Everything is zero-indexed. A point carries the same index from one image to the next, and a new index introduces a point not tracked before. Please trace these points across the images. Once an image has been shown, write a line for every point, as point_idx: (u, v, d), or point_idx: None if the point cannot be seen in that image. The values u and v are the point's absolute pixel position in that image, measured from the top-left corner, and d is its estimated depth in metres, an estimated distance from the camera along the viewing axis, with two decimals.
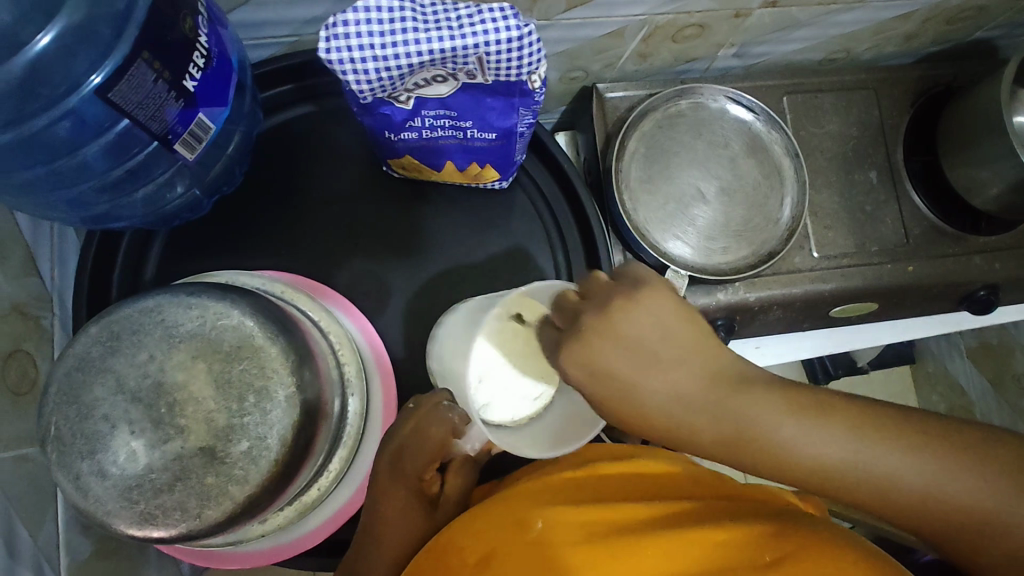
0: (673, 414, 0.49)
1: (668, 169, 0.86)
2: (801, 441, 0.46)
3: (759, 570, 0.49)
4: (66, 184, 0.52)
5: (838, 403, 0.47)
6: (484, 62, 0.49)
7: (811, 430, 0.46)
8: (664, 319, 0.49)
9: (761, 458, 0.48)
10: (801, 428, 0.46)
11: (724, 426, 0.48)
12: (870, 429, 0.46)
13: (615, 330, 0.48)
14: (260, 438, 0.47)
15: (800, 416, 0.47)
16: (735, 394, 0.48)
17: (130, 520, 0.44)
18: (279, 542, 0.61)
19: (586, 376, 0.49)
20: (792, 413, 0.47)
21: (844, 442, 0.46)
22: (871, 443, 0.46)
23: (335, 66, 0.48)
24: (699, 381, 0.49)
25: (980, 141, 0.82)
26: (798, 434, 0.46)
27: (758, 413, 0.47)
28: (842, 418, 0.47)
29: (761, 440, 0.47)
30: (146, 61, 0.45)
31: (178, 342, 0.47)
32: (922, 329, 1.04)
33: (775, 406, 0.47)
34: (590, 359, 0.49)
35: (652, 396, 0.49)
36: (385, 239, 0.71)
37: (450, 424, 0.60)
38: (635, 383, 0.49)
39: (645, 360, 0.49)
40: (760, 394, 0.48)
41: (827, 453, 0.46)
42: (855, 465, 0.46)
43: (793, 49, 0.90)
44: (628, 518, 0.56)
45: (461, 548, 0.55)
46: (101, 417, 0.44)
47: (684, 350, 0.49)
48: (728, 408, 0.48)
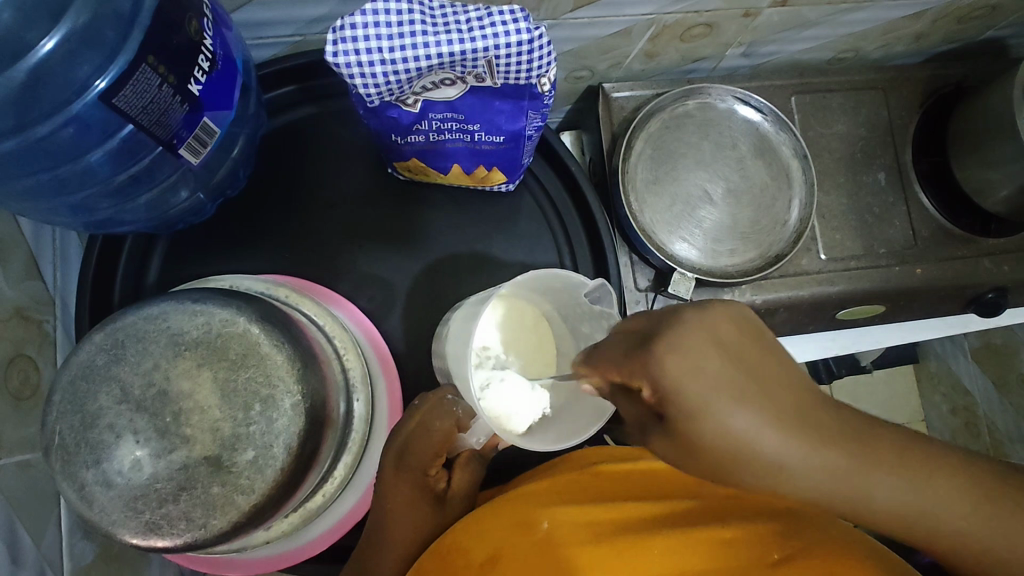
0: (781, 467, 0.35)
1: (675, 169, 0.85)
2: (901, 499, 0.38)
3: (770, 567, 0.49)
4: (69, 190, 0.51)
5: (933, 452, 0.39)
6: (494, 66, 0.49)
7: (914, 488, 0.38)
8: (769, 355, 0.35)
9: (847, 511, 0.38)
10: (902, 488, 0.37)
11: (834, 480, 0.36)
12: (975, 493, 0.39)
13: (725, 371, 0.34)
14: (265, 447, 0.46)
15: (897, 471, 0.37)
16: (852, 445, 0.36)
17: (135, 529, 0.44)
18: (284, 548, 0.61)
19: (698, 425, 0.34)
20: (889, 467, 0.37)
21: (941, 501, 0.38)
22: (960, 500, 0.39)
23: (343, 69, 0.47)
24: (818, 431, 0.35)
25: (990, 142, 0.81)
26: (898, 491, 0.37)
27: (866, 465, 0.37)
28: (937, 473, 0.38)
29: (851, 497, 0.37)
30: (151, 66, 0.44)
31: (183, 349, 0.46)
32: (929, 331, 1.03)
33: (887, 459, 0.37)
34: (699, 408, 0.33)
35: (764, 450, 0.34)
36: (391, 241, 0.70)
37: (454, 418, 0.59)
38: (753, 434, 0.34)
39: (737, 394, 0.34)
40: (875, 447, 0.37)
41: (913, 507, 0.38)
42: (938, 523, 0.39)
43: (802, 48, 0.89)
44: (632, 518, 0.55)
45: (466, 548, 0.53)
46: (105, 426, 0.44)
47: (808, 400, 0.35)
48: (841, 460, 0.36)
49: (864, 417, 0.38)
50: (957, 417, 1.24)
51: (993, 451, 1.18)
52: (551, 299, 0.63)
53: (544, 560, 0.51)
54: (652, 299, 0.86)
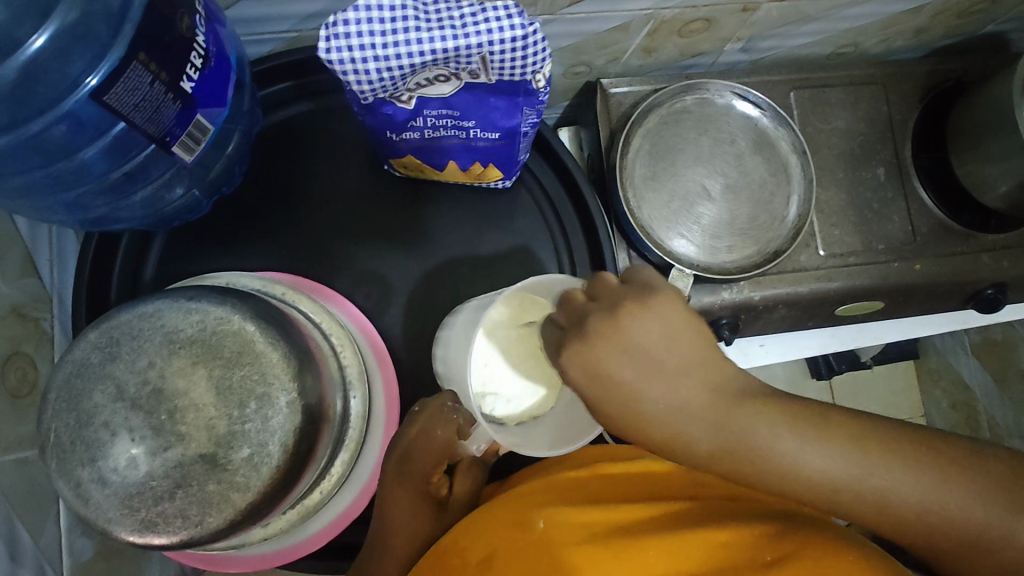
0: (668, 426, 0.45)
1: (673, 166, 0.84)
2: (797, 456, 0.44)
3: (762, 568, 0.48)
4: (62, 187, 0.51)
5: (832, 415, 0.45)
6: (488, 62, 0.48)
7: (811, 441, 0.44)
8: (671, 323, 0.44)
9: (756, 471, 0.44)
10: (793, 441, 0.44)
11: (722, 436, 0.44)
12: (869, 445, 0.44)
13: (620, 331, 0.44)
14: (261, 445, 0.46)
15: (796, 429, 0.44)
16: (738, 410, 0.44)
17: (131, 527, 0.44)
18: (282, 545, 0.61)
19: (585, 377, 0.45)
20: (787, 426, 0.44)
21: (837, 454, 0.43)
22: (864, 454, 0.44)
23: (336, 66, 0.47)
24: (693, 389, 0.44)
25: (990, 137, 0.81)
26: (792, 446, 0.44)
27: (753, 422, 0.44)
28: (839, 434, 0.44)
29: (756, 454, 0.44)
30: (143, 63, 0.44)
31: (177, 347, 0.46)
32: (928, 327, 1.03)
33: (769, 416, 0.44)
34: (591, 358, 0.44)
35: (648, 408, 0.44)
36: (388, 238, 0.70)
37: (455, 425, 0.59)
38: (636, 391, 0.44)
39: (647, 367, 0.44)
40: (757, 406, 0.44)
41: (822, 466, 0.43)
42: (851, 480, 0.43)
43: (800, 43, 0.88)
44: (628, 518, 0.55)
45: (462, 547, 0.54)
46: (101, 424, 0.44)
47: (693, 358, 0.45)
48: (723, 422, 0.44)
49: (753, 385, 0.46)
50: (956, 413, 1.24)
51: None
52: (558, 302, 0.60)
53: (539, 559, 0.51)
54: None
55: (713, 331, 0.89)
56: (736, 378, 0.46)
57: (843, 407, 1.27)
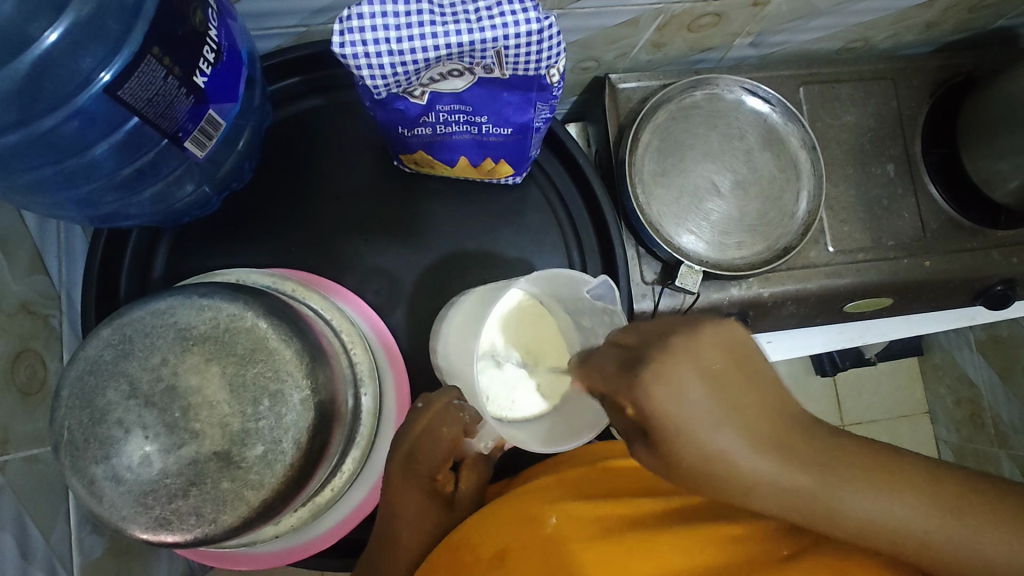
0: (748, 475, 0.40)
1: (682, 162, 0.84)
2: (872, 507, 0.41)
3: (778, 562, 0.48)
4: (74, 184, 0.51)
5: (915, 470, 0.42)
6: (503, 56, 0.48)
7: (888, 498, 0.41)
8: (743, 350, 0.41)
9: (833, 525, 0.42)
10: (869, 496, 0.41)
11: (801, 483, 0.41)
12: (951, 501, 0.41)
13: (696, 348, 0.40)
14: (275, 442, 0.46)
15: (873, 485, 0.41)
16: (815, 462, 0.41)
17: (145, 524, 0.44)
18: (292, 543, 0.61)
19: (665, 398, 0.38)
20: (866, 482, 0.41)
21: (916, 509, 0.41)
22: (945, 511, 0.41)
23: (350, 60, 0.46)
24: (767, 432, 0.41)
25: (1001, 132, 0.80)
26: (870, 499, 0.41)
27: (834, 475, 0.41)
28: (918, 488, 0.41)
29: (833, 510, 0.41)
30: (157, 57, 0.43)
31: (191, 344, 0.46)
32: (936, 324, 1.02)
33: (846, 461, 0.42)
34: (670, 378, 0.38)
35: (723, 450, 0.40)
36: (397, 234, 0.70)
37: (461, 423, 0.58)
38: (711, 428, 0.39)
39: (721, 399, 0.39)
40: (832, 450, 0.42)
41: (900, 522, 0.41)
42: (930, 538, 0.41)
43: (810, 38, 0.87)
44: (640, 514, 0.55)
45: (474, 544, 0.54)
46: (114, 421, 0.44)
47: (762, 397, 0.41)
48: (803, 468, 0.41)
49: (829, 433, 0.43)
50: (961, 409, 1.23)
51: (998, 443, 1.18)
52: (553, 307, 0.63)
53: (554, 554, 0.51)
54: (658, 292, 0.85)
55: None
56: (810, 422, 0.43)
57: (848, 403, 1.27)
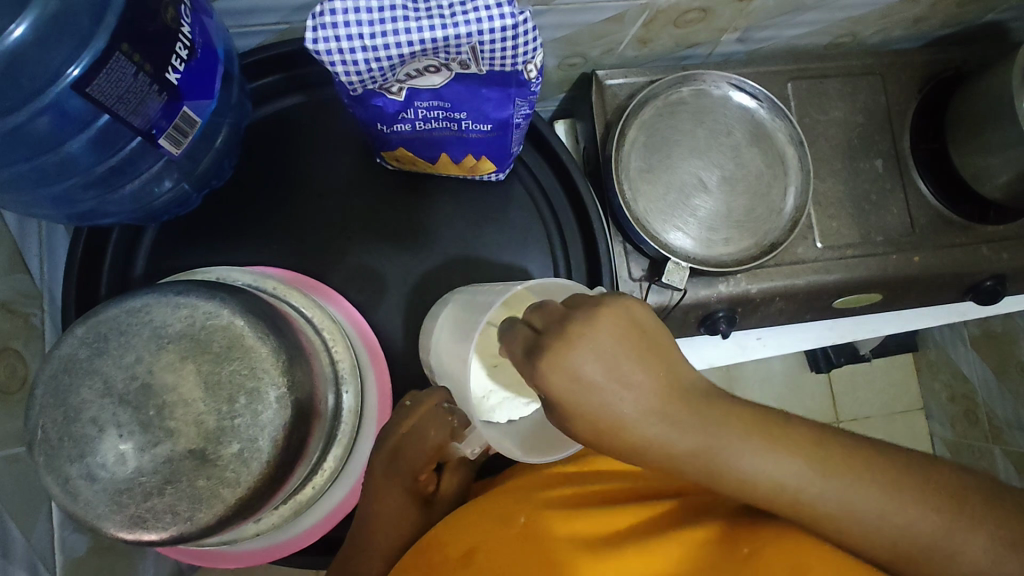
0: (636, 430, 0.44)
1: (669, 158, 0.84)
2: (757, 465, 0.45)
3: (738, 562, 0.47)
4: (49, 181, 0.51)
5: (795, 429, 0.46)
6: (479, 52, 0.47)
7: (771, 454, 0.45)
8: (642, 322, 0.45)
9: (718, 479, 0.45)
10: (757, 454, 0.45)
11: (692, 444, 0.45)
12: (829, 459, 0.45)
13: (592, 331, 0.43)
14: (250, 440, 0.46)
15: (759, 443, 0.45)
16: (705, 424, 0.45)
17: (121, 523, 0.44)
18: (273, 541, 0.61)
19: (564, 383, 0.43)
20: (752, 438, 0.45)
21: (796, 467, 0.44)
22: (823, 469, 0.45)
23: (323, 57, 0.46)
24: (661, 396, 0.44)
25: (990, 127, 0.80)
26: (755, 456, 0.45)
27: (720, 432, 0.45)
28: (798, 446, 0.45)
29: (719, 464, 0.45)
30: (126, 54, 0.43)
31: (166, 342, 0.46)
32: (927, 319, 1.02)
33: (733, 424, 0.45)
34: (569, 364, 0.42)
35: (619, 413, 0.43)
36: (381, 232, 0.69)
37: (449, 426, 0.57)
38: (613, 402, 0.43)
39: (614, 369, 0.43)
40: (722, 414, 0.45)
41: (781, 478, 0.44)
42: (810, 493, 0.44)
43: (798, 33, 0.87)
44: (612, 517, 0.54)
45: (445, 543, 0.54)
46: (89, 419, 0.43)
47: (658, 368, 0.45)
48: (694, 431, 0.44)
49: (719, 393, 0.47)
50: (955, 405, 1.23)
51: (992, 439, 1.18)
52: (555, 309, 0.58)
53: (521, 555, 0.51)
54: (646, 289, 0.85)
55: (710, 324, 0.89)
56: (702, 386, 0.47)
57: (841, 400, 1.27)
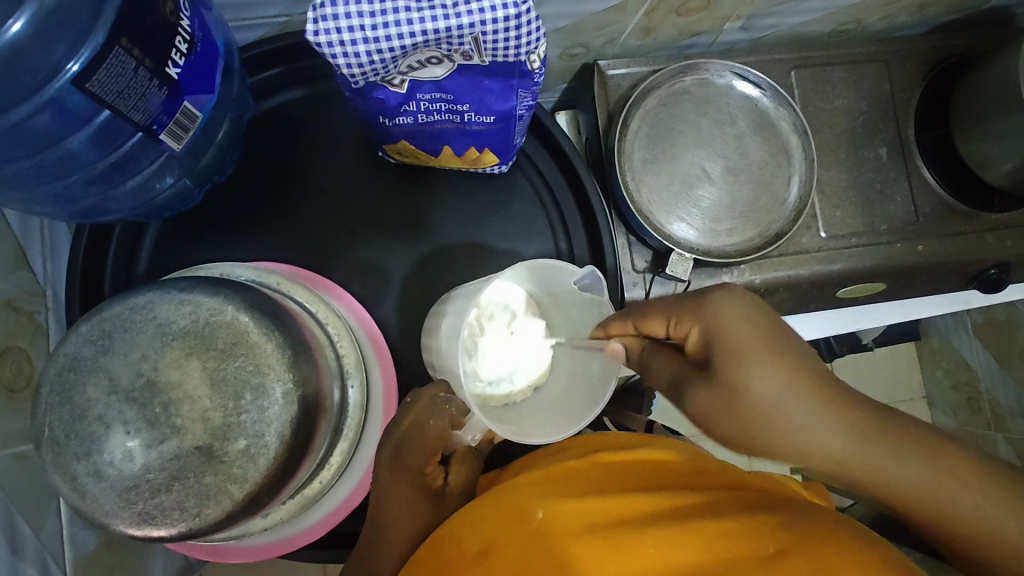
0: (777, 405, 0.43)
1: (672, 148, 0.83)
2: (899, 466, 0.43)
3: (761, 560, 0.47)
4: (50, 177, 0.51)
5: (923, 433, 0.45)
6: (481, 43, 0.47)
7: (904, 458, 0.43)
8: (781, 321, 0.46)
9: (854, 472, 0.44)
10: (894, 454, 0.43)
11: (836, 437, 0.43)
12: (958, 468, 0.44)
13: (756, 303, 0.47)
14: (257, 436, 0.46)
15: (898, 445, 0.43)
16: (866, 427, 0.43)
17: (129, 520, 0.44)
18: (282, 535, 0.61)
19: (723, 326, 0.45)
20: (890, 441, 0.43)
21: (947, 476, 0.44)
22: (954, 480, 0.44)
23: (325, 49, 0.46)
24: (815, 388, 0.43)
25: (995, 114, 0.79)
26: (887, 457, 0.43)
27: (863, 423, 0.43)
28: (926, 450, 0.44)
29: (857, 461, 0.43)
30: (125, 48, 0.43)
31: (171, 339, 0.46)
32: (931, 308, 1.02)
33: (881, 430, 0.43)
34: (727, 311, 0.45)
35: (773, 398, 0.43)
36: (382, 226, 0.69)
37: (447, 416, 0.58)
38: (759, 374, 0.43)
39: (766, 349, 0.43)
40: (873, 412, 0.44)
41: (910, 482, 0.44)
42: (926, 496, 0.44)
43: (803, 20, 0.86)
44: (629, 511, 0.54)
45: (459, 539, 0.54)
46: (95, 417, 0.43)
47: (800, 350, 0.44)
48: (845, 421, 0.43)
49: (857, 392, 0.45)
50: (959, 393, 1.23)
51: (996, 426, 1.16)
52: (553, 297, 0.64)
53: (536, 552, 0.51)
54: (649, 281, 0.85)
55: None
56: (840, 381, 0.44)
57: None
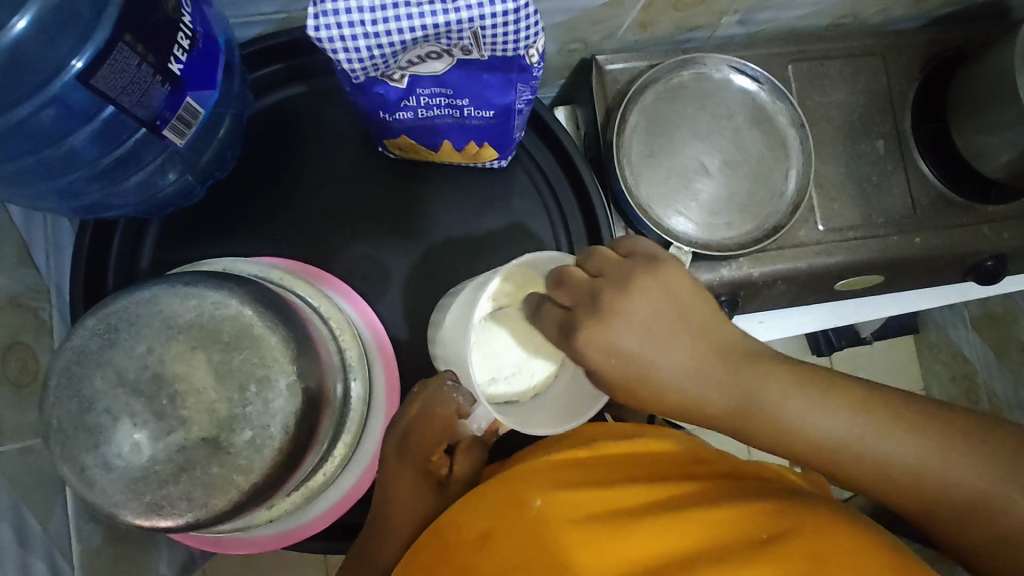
0: (673, 379, 0.48)
1: (670, 142, 0.84)
2: (802, 414, 0.45)
3: (756, 546, 0.48)
4: (55, 174, 0.51)
5: (846, 383, 0.46)
6: (480, 37, 0.47)
7: (816, 402, 0.45)
8: (678, 293, 0.48)
9: (759, 428, 0.47)
10: (802, 397, 0.45)
11: (729, 400, 0.47)
12: (877, 409, 0.44)
13: (624, 304, 0.47)
14: (263, 428, 0.47)
15: (806, 390, 0.46)
16: (761, 374, 0.47)
17: (137, 510, 0.44)
18: (286, 527, 0.62)
19: (596, 350, 0.48)
20: (797, 386, 0.46)
21: (853, 420, 0.44)
22: (873, 423, 0.44)
23: (326, 44, 0.46)
24: (701, 354, 0.48)
25: (991, 106, 0.80)
26: (794, 402, 0.45)
27: (757, 377, 0.47)
28: (845, 399, 0.45)
29: (761, 408, 0.46)
30: (129, 44, 0.43)
31: (176, 332, 0.46)
32: (929, 300, 1.03)
33: (780, 377, 0.46)
34: (600, 337, 0.47)
35: (657, 372, 0.48)
36: (382, 221, 0.70)
37: (455, 405, 0.59)
38: (645, 353, 0.47)
39: (648, 334, 0.47)
40: (766, 367, 0.47)
41: (827, 429, 0.45)
42: (849, 442, 0.44)
43: (799, 14, 0.87)
44: (627, 499, 0.55)
45: (459, 525, 0.55)
46: (103, 409, 0.44)
47: (693, 323, 0.48)
48: (731, 378, 0.47)
49: (765, 352, 0.49)
50: (956, 386, 1.23)
51: (993, 418, 1.18)
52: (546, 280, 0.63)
53: (534, 538, 0.51)
54: None
55: None
56: (738, 342, 0.49)
57: None
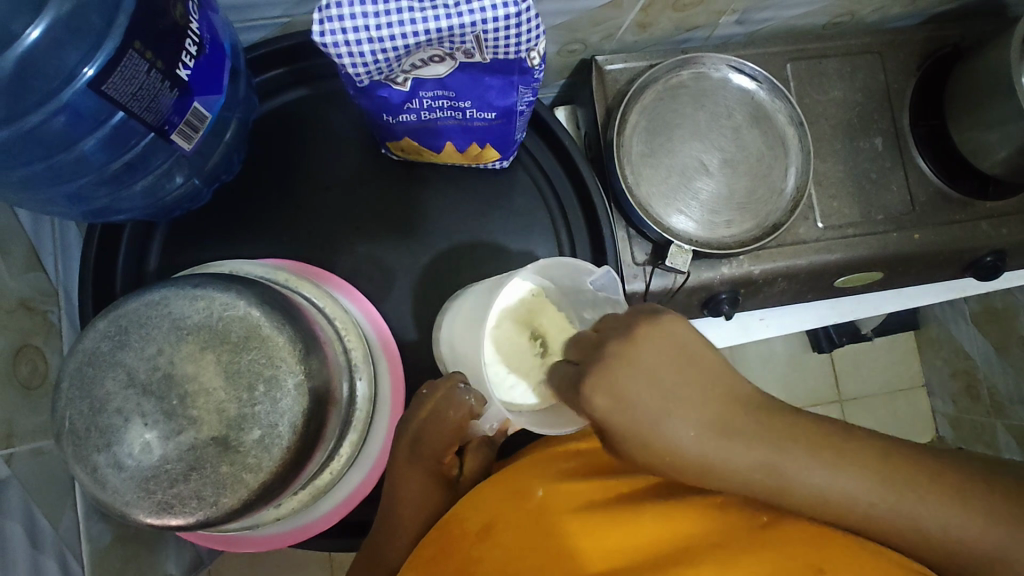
0: (695, 454, 0.45)
1: (669, 142, 0.84)
2: (819, 480, 0.45)
3: (757, 530, 0.48)
4: (64, 179, 0.52)
5: (857, 439, 0.46)
6: (482, 41, 0.48)
7: (837, 468, 0.45)
8: (688, 351, 0.46)
9: (781, 494, 0.45)
10: (821, 467, 0.45)
11: (752, 460, 0.45)
12: (891, 468, 0.45)
13: (639, 357, 0.45)
14: (271, 426, 0.47)
15: (822, 457, 0.45)
16: (779, 437, 0.45)
17: (149, 508, 0.45)
18: (294, 525, 0.63)
19: (608, 404, 0.45)
20: (814, 453, 0.45)
21: (866, 480, 0.44)
22: (888, 480, 0.44)
23: (330, 49, 0.47)
24: (718, 411, 0.46)
25: (989, 103, 0.80)
26: (813, 469, 0.45)
27: (777, 443, 0.45)
28: (861, 459, 0.45)
29: (782, 476, 0.45)
30: (138, 51, 0.44)
31: (186, 333, 0.47)
32: (928, 296, 1.03)
33: (799, 441, 0.45)
34: (614, 386, 0.45)
35: (676, 439, 0.45)
36: (385, 221, 0.70)
37: (467, 407, 0.59)
38: (663, 417, 0.45)
39: (660, 395, 0.45)
40: (782, 427, 0.46)
41: (847, 490, 0.45)
42: (870, 503, 0.44)
43: (797, 13, 0.87)
44: (627, 490, 0.55)
45: (463, 519, 0.55)
46: (114, 409, 0.45)
47: (702, 377, 0.46)
48: (756, 444, 0.45)
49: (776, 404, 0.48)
50: (957, 381, 1.24)
51: (994, 413, 1.18)
52: (562, 288, 0.63)
53: (536, 530, 0.52)
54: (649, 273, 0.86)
55: (714, 306, 0.90)
56: (747, 395, 0.47)
57: (844, 379, 1.29)
